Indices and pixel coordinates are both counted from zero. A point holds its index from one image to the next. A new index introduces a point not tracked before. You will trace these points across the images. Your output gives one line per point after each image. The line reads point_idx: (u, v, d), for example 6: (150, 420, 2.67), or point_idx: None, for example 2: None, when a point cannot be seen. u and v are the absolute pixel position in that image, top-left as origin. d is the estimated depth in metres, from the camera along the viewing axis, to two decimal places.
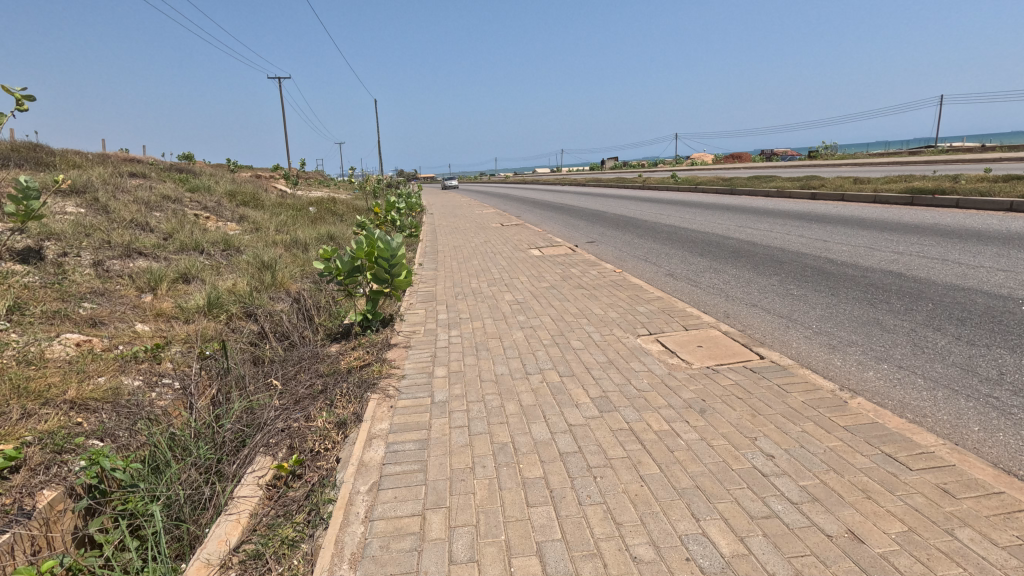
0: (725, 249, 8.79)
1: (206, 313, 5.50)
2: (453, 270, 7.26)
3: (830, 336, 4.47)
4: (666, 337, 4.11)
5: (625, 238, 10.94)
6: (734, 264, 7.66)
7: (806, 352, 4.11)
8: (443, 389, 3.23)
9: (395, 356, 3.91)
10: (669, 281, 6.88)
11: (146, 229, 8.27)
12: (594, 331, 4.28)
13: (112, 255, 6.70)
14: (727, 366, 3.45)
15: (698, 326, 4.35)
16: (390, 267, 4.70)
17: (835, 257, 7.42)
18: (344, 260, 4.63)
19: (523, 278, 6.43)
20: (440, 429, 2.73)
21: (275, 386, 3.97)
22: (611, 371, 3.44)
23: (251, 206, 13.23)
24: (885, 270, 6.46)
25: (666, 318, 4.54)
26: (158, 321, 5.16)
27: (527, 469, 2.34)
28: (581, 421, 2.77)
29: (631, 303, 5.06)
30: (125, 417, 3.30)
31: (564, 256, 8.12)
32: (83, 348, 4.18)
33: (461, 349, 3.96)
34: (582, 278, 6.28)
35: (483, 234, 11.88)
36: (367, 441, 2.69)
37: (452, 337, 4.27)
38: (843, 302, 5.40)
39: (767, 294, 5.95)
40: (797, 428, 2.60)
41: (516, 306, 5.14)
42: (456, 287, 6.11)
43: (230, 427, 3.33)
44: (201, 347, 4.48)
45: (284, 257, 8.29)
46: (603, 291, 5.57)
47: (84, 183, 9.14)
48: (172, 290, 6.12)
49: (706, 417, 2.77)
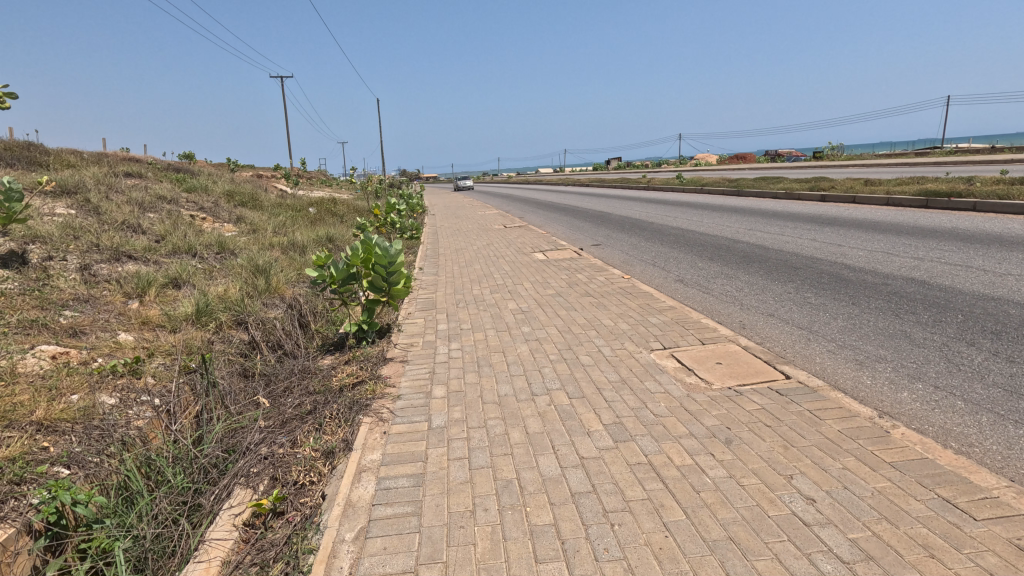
0: (736, 253, 8.51)
1: (195, 321, 5.24)
2: (454, 276, 6.99)
3: (856, 351, 4.19)
4: (681, 352, 3.83)
5: (631, 241, 10.65)
6: (746, 269, 7.39)
7: (833, 370, 3.81)
8: (441, 413, 2.96)
9: (391, 373, 3.64)
10: (679, 288, 6.60)
11: (137, 230, 8.02)
12: (604, 345, 4.00)
13: (100, 258, 6.45)
14: (751, 387, 3.16)
15: (716, 339, 4.06)
16: (388, 275, 4.42)
17: (851, 262, 7.13)
18: (339, 267, 4.37)
19: (528, 284, 6.16)
20: (437, 462, 2.46)
21: (262, 403, 3.70)
22: (624, 393, 3.15)
23: (250, 206, 13.00)
24: (906, 277, 6.16)
25: (681, 330, 4.26)
26: (143, 330, 4.90)
27: (535, 514, 2.07)
28: (594, 453, 2.49)
29: (642, 313, 4.78)
30: (96, 440, 3.04)
31: (569, 260, 7.84)
32: (58, 361, 3.92)
33: (461, 365, 3.68)
34: (589, 285, 6.00)
35: (486, 237, 11.60)
36: (357, 475, 2.43)
37: (452, 350, 3.99)
38: (866, 312, 5.11)
39: (783, 303, 5.67)
40: (838, 465, 2.31)
41: (520, 315, 4.86)
42: (457, 294, 5.84)
43: (210, 451, 3.06)
44: (186, 359, 4.22)
45: (280, 261, 8.04)
46: (611, 300, 5.29)
47: (76, 183, 8.90)
48: (160, 296, 5.87)
49: (733, 449, 2.48)
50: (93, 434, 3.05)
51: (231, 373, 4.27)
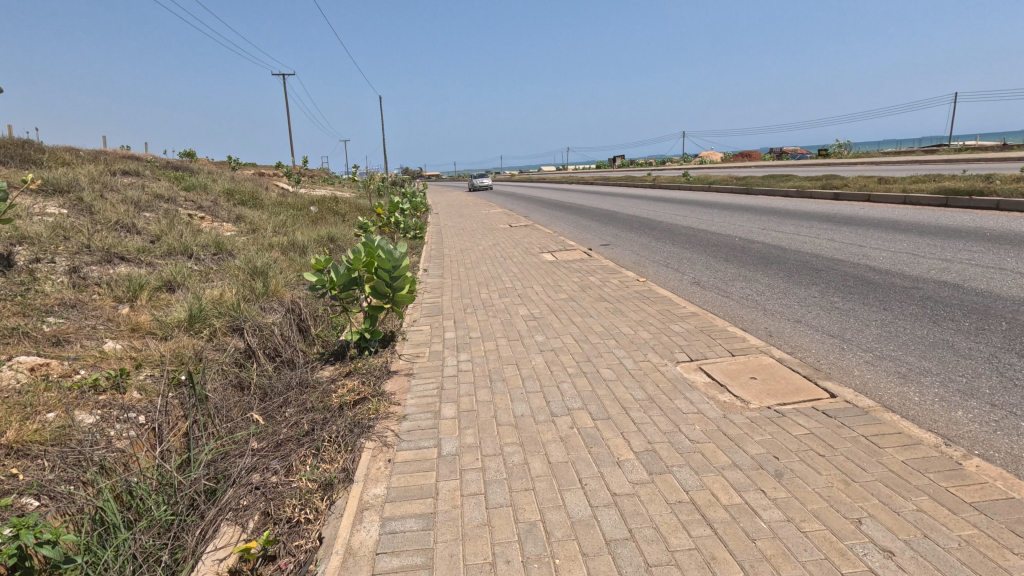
0: (753, 254, 8.19)
1: (188, 328, 4.95)
2: (461, 278, 6.70)
3: (898, 363, 3.87)
4: (711, 366, 3.52)
5: (641, 240, 10.34)
6: (765, 271, 7.08)
7: (876, 385, 3.50)
8: (452, 438, 2.67)
9: (396, 389, 3.34)
10: (696, 291, 6.30)
11: (132, 230, 7.74)
12: (626, 357, 3.69)
13: (90, 260, 6.17)
14: (794, 408, 2.86)
15: (747, 350, 3.76)
16: (392, 280, 4.13)
17: (876, 264, 6.82)
18: (340, 271, 4.07)
19: (538, 287, 5.88)
20: (449, 499, 2.17)
21: (257, 420, 3.42)
22: (654, 414, 2.85)
23: (249, 205, 12.70)
24: (938, 280, 5.84)
25: (707, 340, 3.96)
26: (132, 338, 4.61)
27: (566, 569, 1.77)
28: (627, 488, 2.19)
29: (664, 320, 4.47)
30: (72, 467, 2.76)
31: (580, 261, 7.53)
32: (37, 373, 3.65)
33: (472, 379, 3.39)
34: (603, 289, 5.70)
35: (492, 236, 11.27)
36: (358, 515, 2.13)
37: (461, 362, 3.70)
38: (901, 319, 4.79)
39: (809, 308, 5.36)
40: (911, 506, 2.00)
41: (533, 323, 4.55)
42: (465, 299, 5.54)
43: (196, 480, 2.76)
44: (177, 371, 3.94)
45: (280, 262, 7.75)
46: (629, 305, 4.98)
47: (69, 181, 8.64)
48: (153, 300, 5.59)
49: (786, 485, 2.17)
50: (68, 460, 2.77)
51: (225, 387, 3.98)
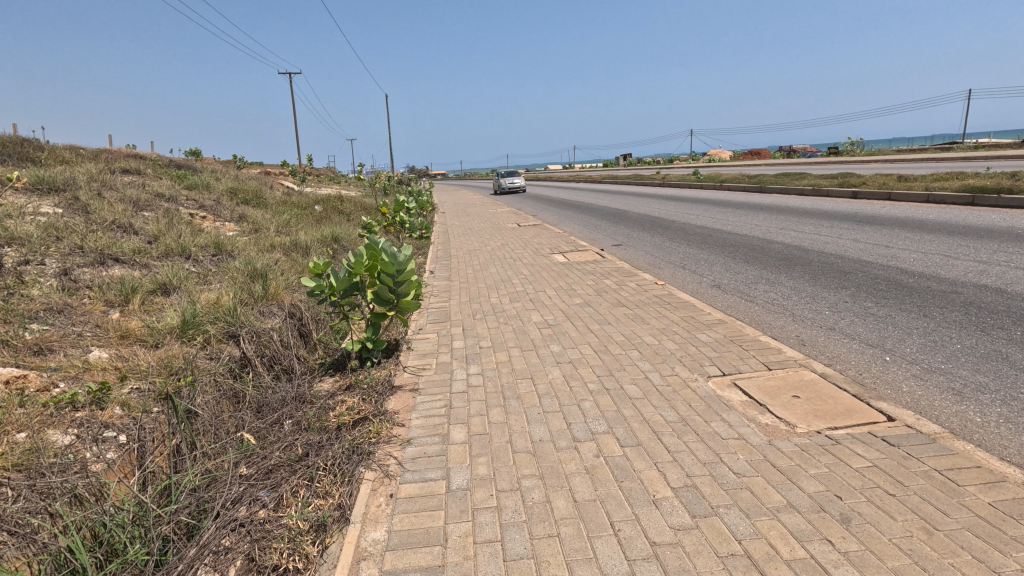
0: (773, 255, 7.84)
1: (180, 335, 4.66)
2: (469, 281, 6.40)
3: (950, 377, 3.52)
4: (747, 382, 3.19)
5: (654, 240, 10.01)
6: (788, 273, 6.73)
7: (931, 403, 3.15)
8: (463, 468, 2.36)
9: (399, 407, 3.03)
10: (718, 295, 5.98)
11: (129, 230, 7.49)
12: (651, 371, 3.37)
13: (83, 262, 5.91)
14: (848, 434, 2.53)
15: (784, 363, 3.42)
16: (395, 285, 3.82)
17: (907, 266, 6.45)
18: (340, 276, 3.78)
19: (551, 291, 5.56)
20: (460, 549, 1.86)
21: (248, 438, 3.12)
22: (690, 441, 2.52)
23: (253, 204, 12.45)
24: (978, 284, 5.47)
25: (738, 352, 3.63)
26: (120, 346, 4.34)
27: None
28: (668, 537, 1.87)
29: (689, 328, 4.14)
30: (39, 498, 2.48)
31: (593, 263, 7.20)
32: (12, 386, 3.38)
33: (484, 396, 3.08)
34: (620, 293, 5.37)
35: (500, 236, 10.96)
36: (354, 567, 1.82)
37: (471, 376, 3.38)
38: (943, 327, 4.44)
39: (841, 314, 5.01)
40: (1014, 565, 1.67)
41: (548, 331, 4.23)
42: (474, 303, 5.24)
43: (176, 515, 2.46)
44: (165, 383, 3.66)
45: (281, 263, 7.48)
46: (649, 312, 4.65)
47: (66, 181, 8.41)
48: (146, 304, 5.33)
49: (856, 534, 1.84)
50: (34, 489, 2.48)
51: (216, 400, 3.70)
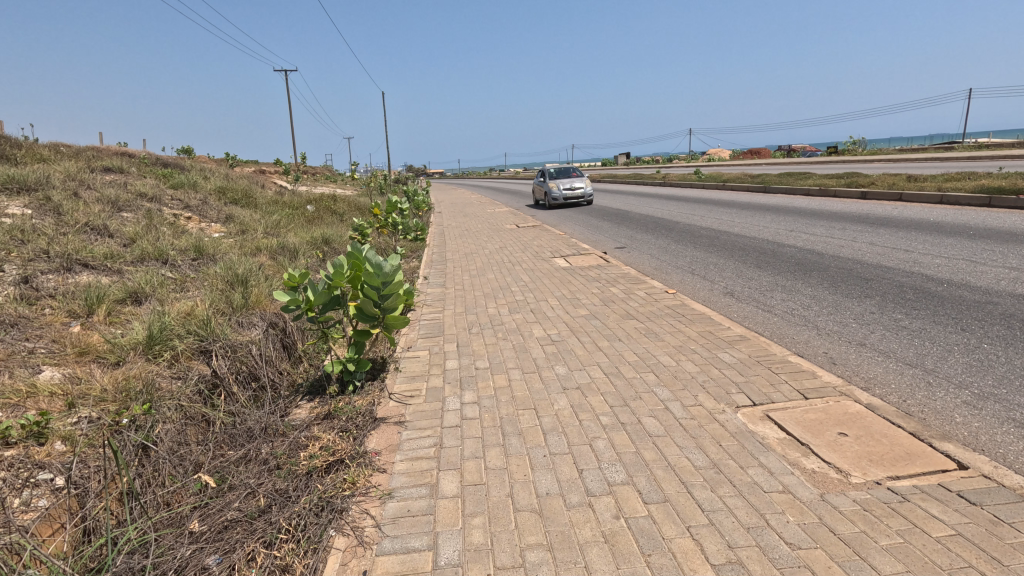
0: (786, 260, 7.44)
1: (145, 351, 4.21)
2: (466, 288, 5.98)
3: (1007, 405, 3.11)
4: (783, 416, 2.77)
5: (659, 243, 9.60)
6: (805, 280, 6.33)
7: (995, 438, 2.72)
8: (454, 535, 1.93)
9: (381, 446, 2.61)
10: (732, 304, 5.57)
11: (103, 232, 7.04)
12: (671, 401, 2.95)
13: (47, 268, 5.48)
14: (916, 488, 2.11)
15: (822, 390, 3.00)
16: (380, 299, 3.39)
17: (932, 273, 6.06)
18: (318, 289, 3.35)
19: (554, 301, 5.14)
20: None
21: (206, 480, 2.68)
22: (727, 495, 2.10)
23: (242, 204, 11.97)
24: (1013, 293, 5.08)
25: (768, 376, 3.21)
26: (76, 365, 3.90)
27: None
28: None
29: (708, 346, 3.72)
30: None
31: (597, 268, 6.80)
32: None
33: (480, 433, 2.66)
34: (628, 303, 4.96)
35: (498, 238, 10.55)
36: None
37: (466, 406, 2.96)
38: (986, 343, 4.03)
39: (870, 327, 4.60)
40: None
41: (551, 349, 3.80)
42: (470, 315, 4.81)
43: None
44: (118, 411, 3.23)
45: (266, 267, 7.06)
46: (662, 326, 4.23)
47: (40, 180, 7.96)
48: (113, 314, 4.89)
49: None
50: None
51: (179, 431, 3.26)
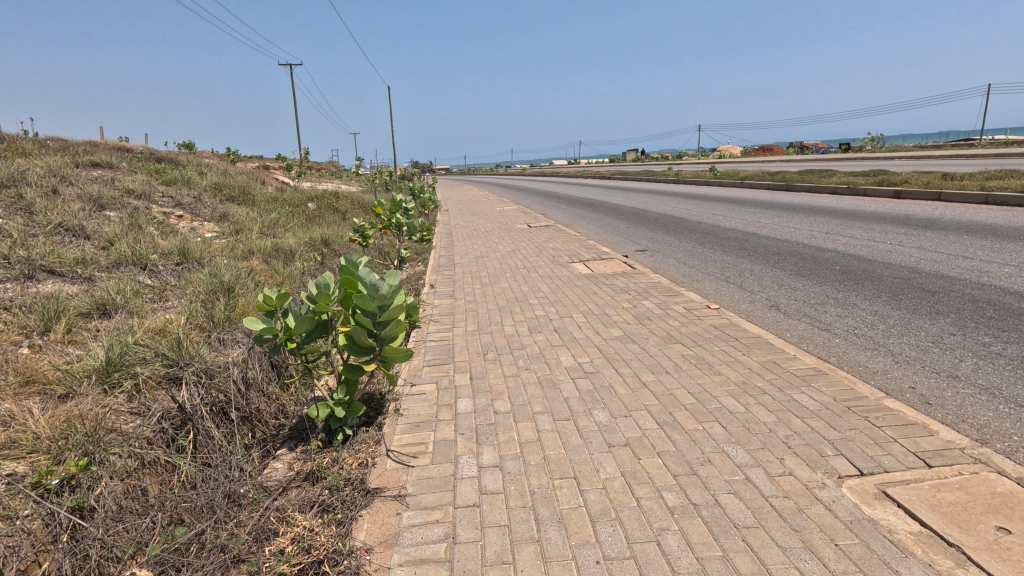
0: (831, 267, 6.71)
1: (101, 380, 3.55)
2: (478, 299, 5.32)
3: None
4: (907, 494, 2.08)
5: (683, 246, 8.87)
6: (858, 291, 5.61)
7: None
8: None
9: (375, 539, 1.94)
10: (781, 321, 4.86)
11: (76, 232, 6.40)
12: (753, 469, 2.26)
13: (4, 276, 4.84)
14: None
15: (946, 455, 2.32)
16: (377, 327, 2.68)
17: (1006, 285, 5.33)
18: (300, 314, 2.66)
19: (581, 318, 4.46)
20: None
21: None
22: None
23: (238, 201, 11.32)
24: None
25: (868, 432, 2.52)
26: (14, 400, 3.26)
27: None
28: None
29: (779, 385, 3.03)
30: None
31: (622, 276, 6.12)
32: None
33: (508, 521, 1.97)
34: (667, 322, 4.26)
35: (509, 240, 9.89)
36: None
37: (486, 472, 2.29)
38: None
39: (956, 354, 3.89)
40: None
41: (586, 384, 3.13)
42: (484, 335, 4.14)
43: None
44: (47, 467, 2.56)
45: (257, 272, 6.40)
46: (714, 353, 3.55)
47: (14, 178, 7.33)
48: (72, 331, 4.24)
49: None
50: None
51: (127, 491, 2.61)
